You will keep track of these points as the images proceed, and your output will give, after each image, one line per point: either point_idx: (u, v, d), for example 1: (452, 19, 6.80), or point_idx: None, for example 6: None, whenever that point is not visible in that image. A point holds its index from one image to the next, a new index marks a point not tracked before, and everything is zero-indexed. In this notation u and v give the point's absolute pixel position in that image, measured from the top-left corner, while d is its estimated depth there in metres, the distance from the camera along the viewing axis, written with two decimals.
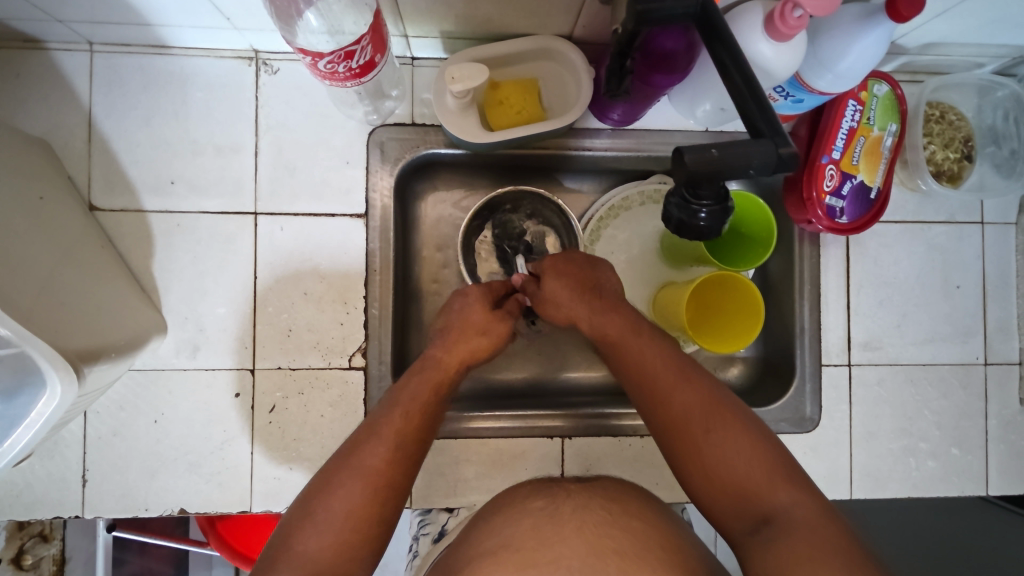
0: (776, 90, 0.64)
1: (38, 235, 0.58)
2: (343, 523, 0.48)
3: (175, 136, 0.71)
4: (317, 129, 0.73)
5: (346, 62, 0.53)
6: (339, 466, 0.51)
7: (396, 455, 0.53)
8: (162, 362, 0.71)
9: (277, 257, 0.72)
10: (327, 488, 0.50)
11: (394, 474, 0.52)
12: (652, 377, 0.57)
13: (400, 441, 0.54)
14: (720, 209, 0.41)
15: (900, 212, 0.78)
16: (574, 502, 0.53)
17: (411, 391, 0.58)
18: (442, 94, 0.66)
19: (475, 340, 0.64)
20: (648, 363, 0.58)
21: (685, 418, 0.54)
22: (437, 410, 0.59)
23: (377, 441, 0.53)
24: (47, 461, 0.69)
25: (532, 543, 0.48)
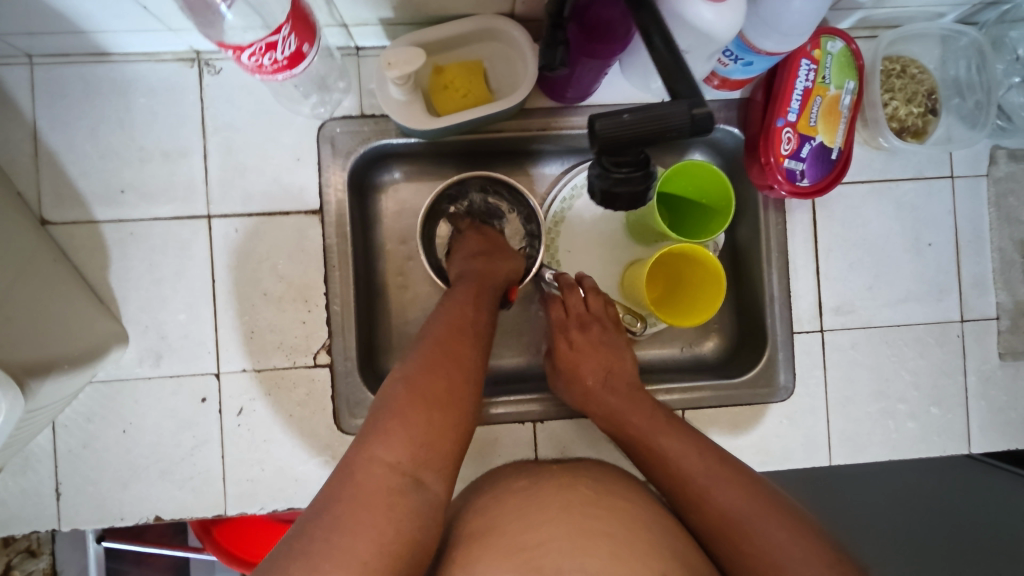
0: (725, 53, 0.63)
1: None
2: (431, 401, 0.50)
3: (122, 144, 0.71)
4: (265, 127, 0.72)
5: (270, 54, 0.52)
6: (406, 359, 0.53)
7: (455, 342, 0.55)
8: (126, 372, 0.70)
9: (234, 260, 0.72)
10: (402, 373, 0.52)
11: (460, 355, 0.54)
12: (687, 471, 0.56)
13: (459, 333, 0.56)
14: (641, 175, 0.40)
15: (867, 172, 0.76)
16: (556, 485, 0.52)
17: (461, 294, 0.62)
18: (385, 82, 0.65)
19: (502, 258, 0.69)
20: (680, 457, 0.57)
21: (728, 515, 0.52)
22: (486, 298, 0.63)
23: (432, 333, 0.56)
24: (20, 477, 0.69)
25: (515, 521, 0.47)
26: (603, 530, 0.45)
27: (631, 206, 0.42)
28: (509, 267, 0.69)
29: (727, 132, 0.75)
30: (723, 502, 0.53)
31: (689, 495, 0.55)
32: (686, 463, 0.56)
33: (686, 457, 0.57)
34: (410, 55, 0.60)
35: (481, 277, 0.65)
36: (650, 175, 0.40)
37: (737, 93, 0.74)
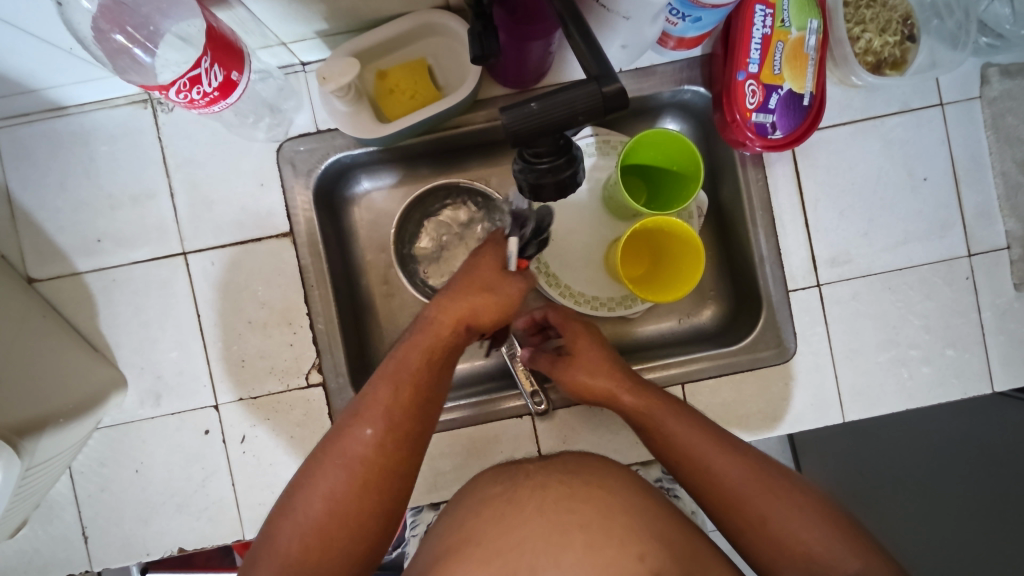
0: (671, 12, 0.61)
1: None
2: (377, 456, 0.52)
3: (92, 195, 0.72)
4: (225, 157, 0.72)
5: (198, 88, 0.52)
6: (333, 445, 0.53)
7: (384, 433, 0.52)
8: (129, 415, 0.72)
9: (216, 293, 0.73)
10: (323, 465, 0.52)
11: (383, 452, 0.52)
12: (690, 447, 0.58)
13: (391, 423, 0.53)
14: (563, 161, 0.39)
15: (848, 112, 0.72)
16: (529, 482, 0.51)
17: (408, 363, 0.55)
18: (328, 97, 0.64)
19: (480, 297, 0.57)
20: (680, 435, 0.59)
21: (740, 493, 0.55)
22: (435, 372, 0.56)
23: (363, 419, 0.53)
24: (48, 525, 0.72)
25: (490, 525, 0.47)
26: (579, 524, 0.45)
27: (560, 195, 0.40)
28: (491, 311, 0.57)
29: (693, 93, 0.72)
30: (735, 482, 0.55)
31: (693, 468, 0.57)
32: (687, 440, 0.58)
33: (691, 436, 0.58)
34: (345, 66, 0.59)
35: (447, 321, 0.56)
36: (572, 161, 0.39)
37: (698, 50, 0.70)
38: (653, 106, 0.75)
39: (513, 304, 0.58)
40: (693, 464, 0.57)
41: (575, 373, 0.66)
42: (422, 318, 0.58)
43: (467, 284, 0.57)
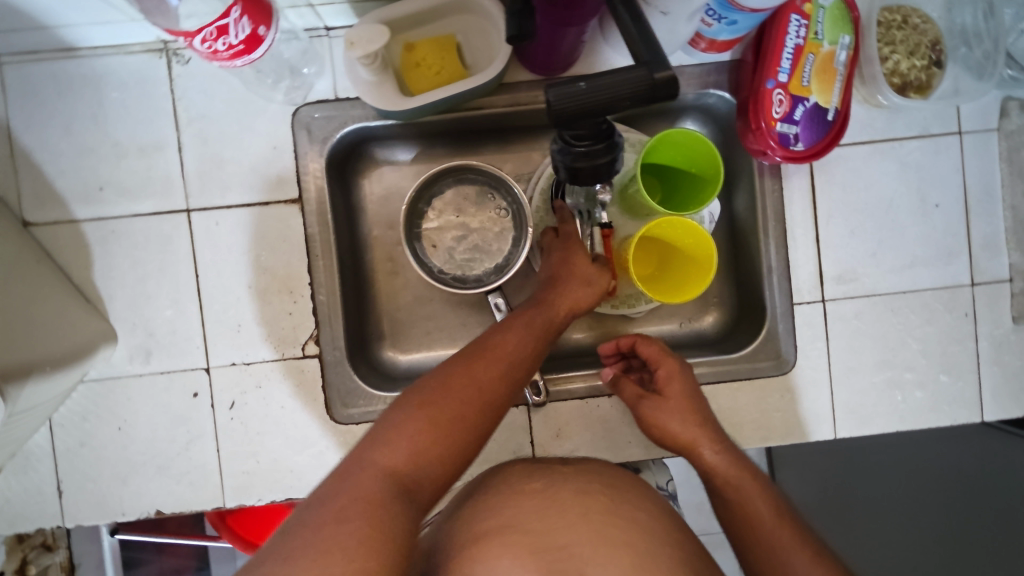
0: (707, 13, 0.60)
1: None
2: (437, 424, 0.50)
3: (97, 141, 0.70)
4: (239, 116, 0.70)
5: (223, 39, 0.50)
6: (473, 364, 0.55)
7: (503, 373, 0.55)
8: (117, 370, 0.71)
9: (217, 254, 0.71)
10: (451, 388, 0.52)
11: (493, 399, 0.54)
12: (762, 528, 0.57)
13: (507, 376, 0.55)
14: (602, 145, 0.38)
15: (868, 132, 0.72)
16: (570, 485, 0.53)
17: (525, 326, 0.60)
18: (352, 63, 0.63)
19: (582, 288, 0.65)
20: (756, 512, 0.58)
21: None
22: (541, 347, 0.60)
23: (488, 359, 0.56)
24: (22, 476, 0.70)
25: (538, 528, 0.48)
26: (622, 540, 0.48)
27: (595, 181, 0.40)
28: (590, 297, 0.65)
29: (718, 97, 0.72)
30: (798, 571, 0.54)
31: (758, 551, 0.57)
32: (763, 519, 0.57)
33: (762, 507, 0.58)
34: (374, 33, 0.58)
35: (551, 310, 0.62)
36: (612, 149, 0.39)
37: (727, 55, 0.70)
38: (676, 107, 0.74)
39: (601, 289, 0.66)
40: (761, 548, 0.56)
41: (660, 413, 0.64)
42: (537, 300, 0.63)
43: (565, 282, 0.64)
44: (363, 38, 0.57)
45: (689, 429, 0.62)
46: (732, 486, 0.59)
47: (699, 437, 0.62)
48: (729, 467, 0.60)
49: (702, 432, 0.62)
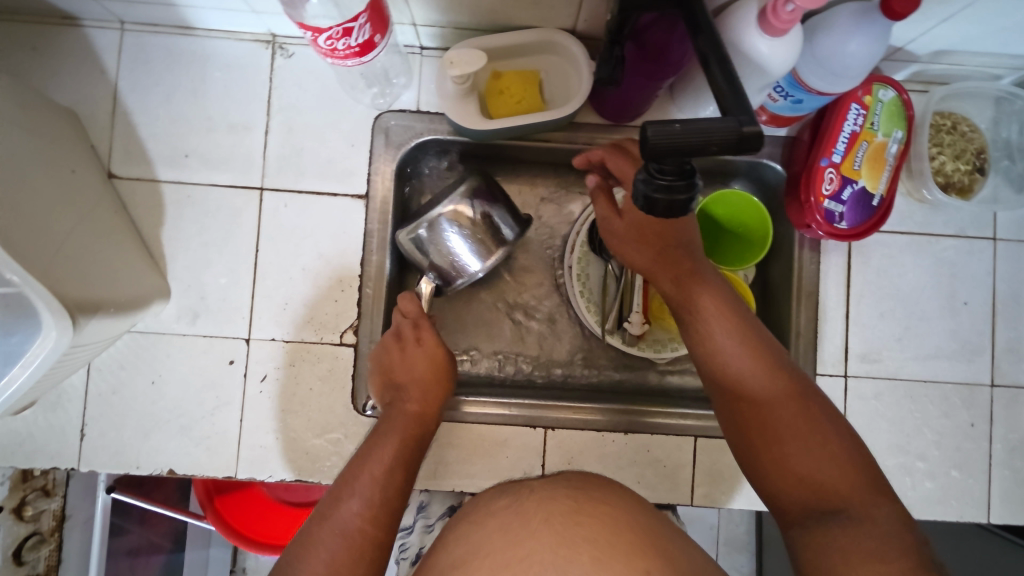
0: (776, 89, 0.64)
1: (55, 196, 0.61)
2: (382, 487, 0.59)
3: (192, 113, 0.75)
4: (327, 112, 0.76)
5: (345, 39, 0.55)
6: (314, 531, 0.55)
7: (372, 510, 0.57)
8: (163, 326, 0.73)
9: (280, 234, 0.75)
10: (305, 551, 0.54)
11: (371, 530, 0.56)
12: (771, 417, 0.53)
13: (378, 508, 0.57)
14: (685, 184, 0.40)
15: (908, 223, 0.76)
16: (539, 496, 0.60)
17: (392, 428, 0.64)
18: (444, 80, 0.67)
19: (432, 388, 0.68)
20: (766, 404, 0.53)
21: (767, 413, 0.53)
22: (409, 460, 0.62)
23: (346, 502, 0.57)
24: (50, 412, 0.72)
25: (501, 538, 0.54)
26: (585, 538, 0.52)
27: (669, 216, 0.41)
28: (427, 383, 0.68)
29: (769, 168, 0.76)
30: (763, 402, 0.53)
31: (763, 447, 0.52)
32: (778, 408, 0.52)
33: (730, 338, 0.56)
34: (472, 57, 0.63)
35: (433, 378, 0.68)
36: (694, 187, 0.40)
37: (784, 131, 0.75)
38: (726, 171, 0.79)
39: (441, 374, 0.69)
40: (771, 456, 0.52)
41: (659, 272, 0.60)
42: (404, 385, 0.68)
43: (422, 366, 0.69)
44: (463, 58, 0.62)
45: (709, 295, 0.58)
46: (745, 374, 0.54)
47: (711, 309, 0.57)
48: (738, 341, 0.56)
49: (717, 304, 0.58)
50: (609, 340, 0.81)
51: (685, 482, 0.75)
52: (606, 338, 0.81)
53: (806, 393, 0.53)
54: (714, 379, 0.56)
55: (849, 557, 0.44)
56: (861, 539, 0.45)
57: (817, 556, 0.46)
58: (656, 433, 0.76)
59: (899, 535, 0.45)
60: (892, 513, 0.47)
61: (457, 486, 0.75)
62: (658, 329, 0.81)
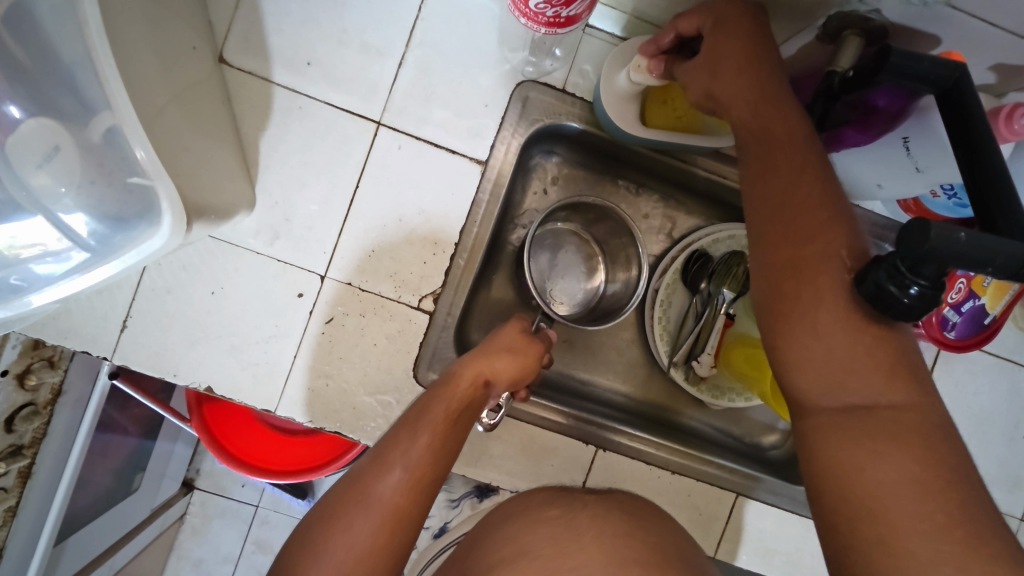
0: (943, 187, 0.60)
1: (158, 73, 0.54)
2: (424, 465, 0.48)
3: (327, 19, 0.68)
4: (468, 62, 0.70)
5: (559, 8, 0.50)
6: (346, 500, 0.46)
7: (410, 488, 0.47)
8: (238, 239, 0.68)
9: (385, 175, 0.69)
10: (330, 527, 0.45)
11: (411, 505, 0.46)
12: (822, 281, 0.44)
13: (423, 479, 0.47)
14: (932, 294, 0.36)
15: (1000, 346, 0.76)
16: (592, 510, 0.51)
17: (447, 393, 0.53)
18: (618, 72, 0.63)
19: (503, 357, 0.58)
20: (809, 263, 0.45)
21: (813, 270, 0.45)
22: (460, 437, 0.52)
23: (387, 468, 0.47)
24: (95, 294, 0.66)
25: (550, 549, 0.46)
26: (635, 560, 0.45)
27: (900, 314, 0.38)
28: (511, 371, 0.58)
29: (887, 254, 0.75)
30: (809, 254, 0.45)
31: (797, 322, 0.45)
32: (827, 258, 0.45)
33: (795, 181, 0.47)
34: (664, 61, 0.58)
35: (510, 352, 0.59)
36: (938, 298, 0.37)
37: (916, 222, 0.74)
38: None
39: (528, 372, 0.59)
40: (809, 338, 0.44)
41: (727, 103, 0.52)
42: (477, 350, 0.58)
43: (501, 341, 0.59)
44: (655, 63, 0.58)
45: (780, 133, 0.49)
46: (813, 228, 0.45)
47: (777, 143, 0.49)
48: (795, 184, 0.47)
49: (786, 153, 0.49)
50: (672, 373, 0.78)
51: (714, 533, 0.76)
52: (670, 370, 0.79)
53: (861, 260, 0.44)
54: (771, 231, 0.47)
55: (871, 456, 0.41)
56: (885, 448, 0.41)
57: (830, 444, 0.43)
58: (700, 479, 0.76)
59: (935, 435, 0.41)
60: (932, 408, 0.42)
61: (493, 480, 0.73)
62: (722, 376, 0.79)
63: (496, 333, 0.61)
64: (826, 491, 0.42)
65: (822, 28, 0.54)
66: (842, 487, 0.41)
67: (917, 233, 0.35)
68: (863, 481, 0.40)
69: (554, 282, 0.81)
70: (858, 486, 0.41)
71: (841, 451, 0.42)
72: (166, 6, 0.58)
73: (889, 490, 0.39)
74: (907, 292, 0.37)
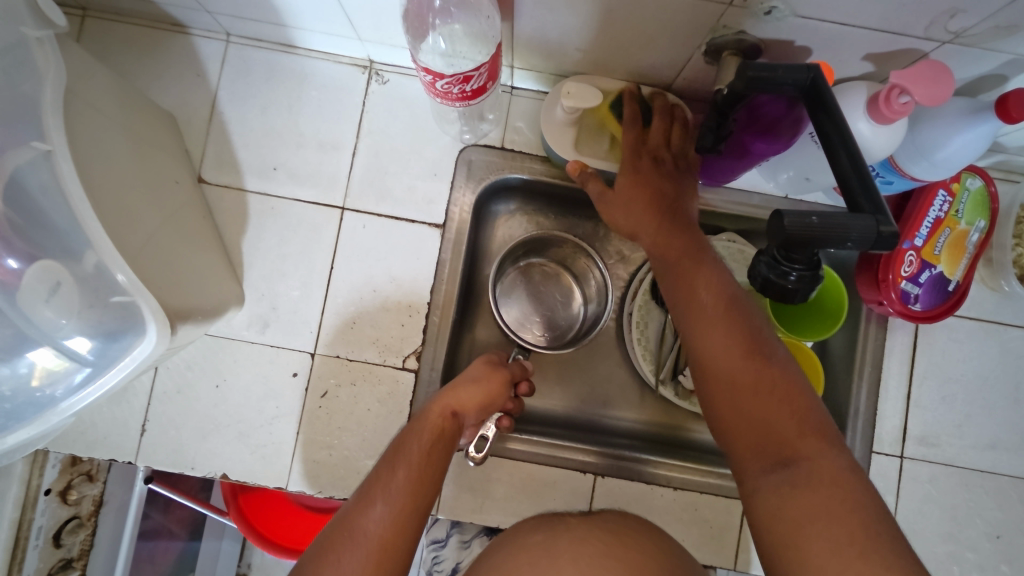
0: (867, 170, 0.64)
1: (146, 200, 0.63)
2: (410, 493, 0.53)
3: (285, 128, 0.77)
4: (413, 141, 0.78)
5: (461, 85, 0.57)
6: (334, 536, 0.49)
7: (396, 517, 0.51)
8: (233, 332, 0.75)
9: (355, 253, 0.76)
10: (323, 560, 0.48)
11: (398, 535, 0.50)
12: (710, 318, 0.52)
13: (408, 507, 0.52)
14: (810, 275, 0.42)
15: (978, 310, 0.76)
16: (575, 534, 0.54)
17: (419, 428, 0.59)
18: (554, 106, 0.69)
19: (469, 390, 0.64)
20: (703, 305, 0.54)
21: (702, 314, 0.53)
22: (439, 466, 0.57)
23: (371, 503, 0.51)
24: (115, 405, 0.74)
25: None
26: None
27: (783, 297, 0.44)
28: (477, 399, 0.64)
29: None
30: (698, 298, 0.54)
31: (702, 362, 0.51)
32: (711, 301, 0.53)
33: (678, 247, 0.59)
34: (589, 92, 0.63)
35: (481, 383, 0.66)
36: (819, 274, 0.43)
37: None
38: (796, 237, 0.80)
39: (494, 397, 0.66)
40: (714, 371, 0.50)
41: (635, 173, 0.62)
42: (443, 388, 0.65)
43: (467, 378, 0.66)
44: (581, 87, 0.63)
45: (684, 244, 0.58)
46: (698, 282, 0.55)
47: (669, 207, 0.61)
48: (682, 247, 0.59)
49: (682, 249, 0.58)
50: (662, 391, 0.78)
51: (730, 544, 0.76)
52: (659, 387, 0.79)
53: (733, 303, 0.53)
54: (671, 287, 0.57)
55: (793, 506, 0.43)
56: (793, 485, 0.43)
57: (757, 496, 0.45)
58: (704, 492, 0.76)
59: (841, 478, 0.43)
60: (837, 455, 0.44)
61: (500, 522, 0.75)
62: None
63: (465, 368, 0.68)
64: (766, 542, 0.44)
65: (704, 52, 0.59)
66: (779, 538, 0.43)
67: (775, 223, 0.40)
68: (785, 527, 0.42)
69: (529, 317, 0.84)
70: (778, 528, 0.43)
71: (770, 503, 0.44)
72: (149, 148, 0.68)
73: (815, 537, 0.41)
74: (789, 278, 0.43)
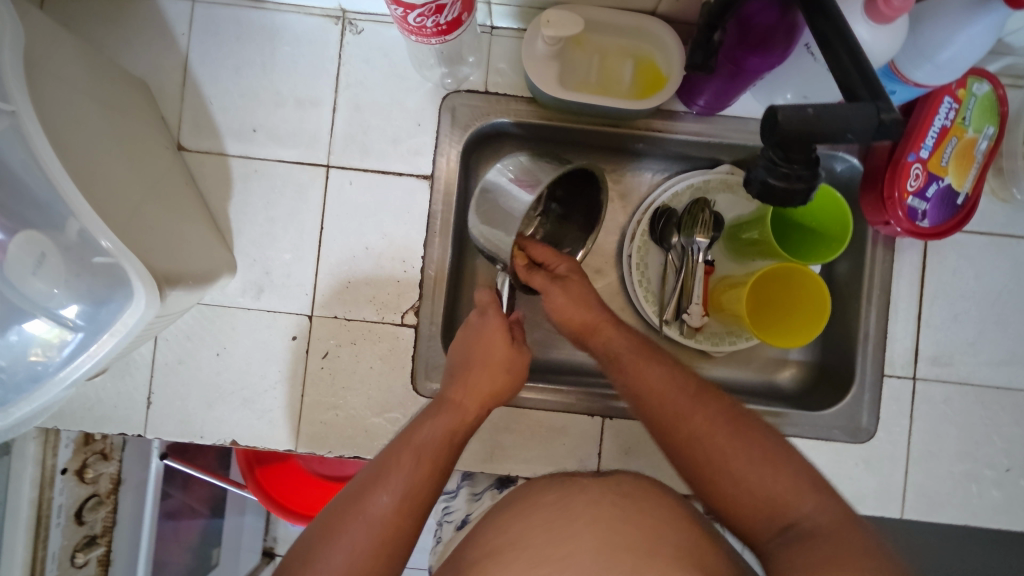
0: None
1: (125, 167, 0.61)
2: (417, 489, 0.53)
3: (261, 88, 0.75)
4: (394, 91, 0.75)
5: (435, 16, 0.55)
6: (342, 516, 0.51)
7: (405, 505, 0.52)
8: (228, 300, 0.74)
9: (344, 211, 0.75)
10: (331, 539, 0.49)
11: (403, 522, 0.51)
12: (680, 407, 0.55)
13: (418, 495, 0.52)
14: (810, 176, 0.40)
15: (989, 224, 0.74)
16: (593, 491, 0.52)
17: (435, 423, 0.58)
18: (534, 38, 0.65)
19: (486, 376, 0.62)
20: (669, 393, 0.56)
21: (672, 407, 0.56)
22: (450, 457, 0.56)
23: (381, 490, 0.52)
24: (118, 379, 0.74)
25: (541, 532, 0.48)
26: (622, 544, 0.45)
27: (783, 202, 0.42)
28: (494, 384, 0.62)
29: (845, 163, 0.74)
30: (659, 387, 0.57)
31: (681, 449, 0.55)
32: (668, 392, 0.57)
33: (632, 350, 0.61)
34: (568, 17, 0.60)
35: (500, 368, 0.62)
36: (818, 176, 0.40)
37: None
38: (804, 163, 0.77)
39: (509, 384, 0.63)
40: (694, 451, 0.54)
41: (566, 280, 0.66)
42: (456, 372, 0.63)
43: (484, 361, 0.63)
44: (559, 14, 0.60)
45: (646, 349, 0.60)
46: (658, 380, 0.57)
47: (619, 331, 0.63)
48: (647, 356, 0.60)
49: (644, 356, 0.60)
50: (666, 332, 0.76)
51: None
52: (663, 329, 0.76)
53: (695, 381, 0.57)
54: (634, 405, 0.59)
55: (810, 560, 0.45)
56: (808, 549, 0.46)
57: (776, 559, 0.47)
58: None
59: (846, 527, 0.47)
60: (836, 506, 0.49)
61: (512, 470, 0.75)
62: (717, 323, 0.76)
63: (475, 334, 0.65)
64: None
65: None
66: None
67: (769, 121, 0.38)
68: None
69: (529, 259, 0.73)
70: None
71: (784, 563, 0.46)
72: (123, 115, 0.66)
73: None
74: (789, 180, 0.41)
